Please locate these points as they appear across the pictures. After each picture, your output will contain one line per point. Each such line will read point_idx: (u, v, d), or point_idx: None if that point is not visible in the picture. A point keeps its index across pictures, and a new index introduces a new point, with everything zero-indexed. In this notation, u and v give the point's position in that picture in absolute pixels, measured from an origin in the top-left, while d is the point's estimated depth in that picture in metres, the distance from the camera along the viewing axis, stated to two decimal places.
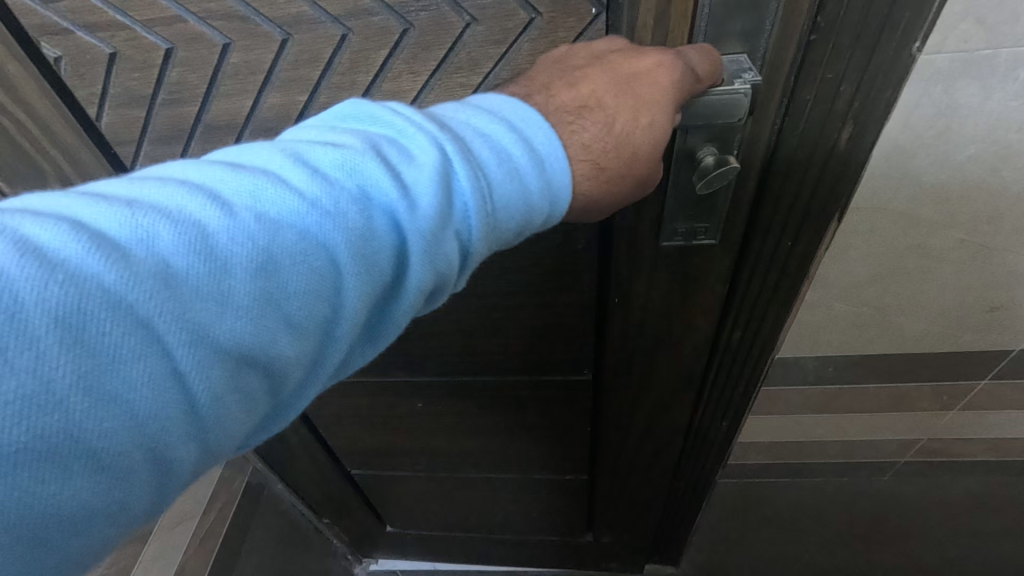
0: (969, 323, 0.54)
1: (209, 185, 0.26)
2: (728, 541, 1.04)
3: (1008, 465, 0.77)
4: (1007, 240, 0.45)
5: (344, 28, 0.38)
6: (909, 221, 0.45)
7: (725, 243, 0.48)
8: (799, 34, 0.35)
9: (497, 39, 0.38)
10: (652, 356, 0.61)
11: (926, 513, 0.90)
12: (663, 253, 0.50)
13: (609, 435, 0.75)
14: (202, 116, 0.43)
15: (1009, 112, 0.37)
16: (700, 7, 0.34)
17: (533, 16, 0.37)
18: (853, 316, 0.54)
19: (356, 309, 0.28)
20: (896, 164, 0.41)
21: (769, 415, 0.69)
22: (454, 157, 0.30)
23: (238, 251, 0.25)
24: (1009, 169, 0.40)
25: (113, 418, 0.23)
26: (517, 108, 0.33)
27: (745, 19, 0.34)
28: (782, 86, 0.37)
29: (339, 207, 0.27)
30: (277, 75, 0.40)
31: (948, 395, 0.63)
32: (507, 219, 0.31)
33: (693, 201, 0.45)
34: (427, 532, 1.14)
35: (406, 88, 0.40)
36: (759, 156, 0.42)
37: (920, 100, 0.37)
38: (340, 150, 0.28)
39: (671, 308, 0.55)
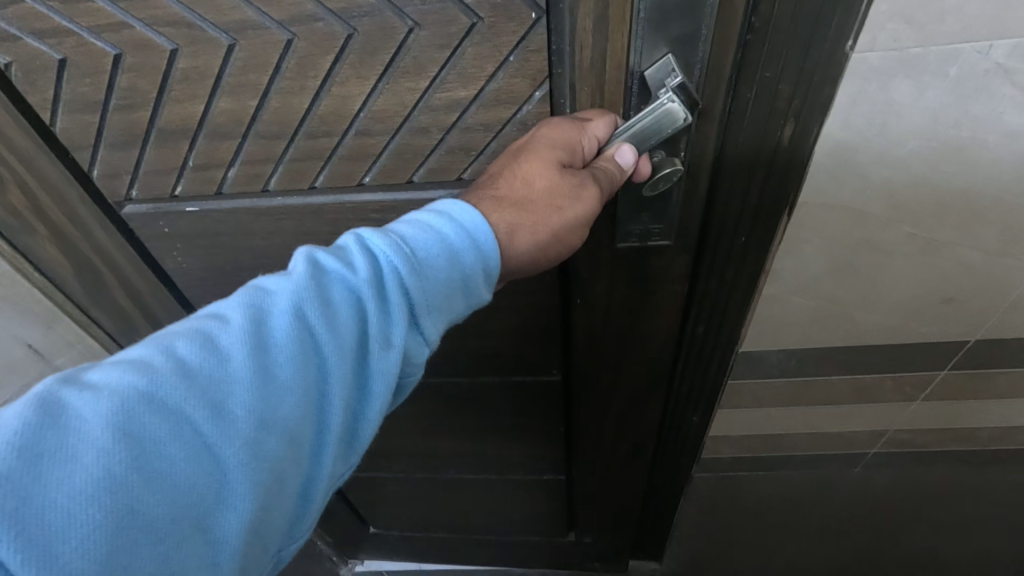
0: (924, 315, 0.55)
1: (211, 307, 0.33)
2: (709, 536, 1.05)
3: (976, 454, 0.78)
4: (952, 233, 0.46)
5: (288, 33, 0.38)
6: (858, 216, 0.46)
7: (681, 244, 0.49)
8: (738, 35, 0.36)
9: (441, 43, 0.38)
10: (618, 355, 0.62)
11: (901, 504, 0.91)
12: (621, 252, 0.50)
13: (582, 434, 0.75)
14: (156, 120, 0.45)
15: (943, 108, 0.38)
16: (636, 12, 0.35)
17: (474, 21, 0.37)
18: (811, 310, 0.55)
19: (338, 364, 0.33)
20: (840, 159, 0.41)
21: (738, 408, 0.70)
22: (393, 234, 0.36)
23: (234, 341, 0.31)
24: (948, 163, 0.41)
25: (161, 492, 0.28)
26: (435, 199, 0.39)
27: (683, 23, 0.35)
28: (727, 84, 0.38)
29: (307, 288, 0.33)
30: (226, 80, 0.41)
31: (911, 385, 0.65)
32: (462, 275, 0.36)
33: (643, 202, 0.45)
34: (411, 533, 1.15)
35: (355, 91, 0.41)
36: (707, 158, 0.43)
37: (858, 97, 0.38)
38: (298, 253, 0.35)
39: (633, 306, 0.56)
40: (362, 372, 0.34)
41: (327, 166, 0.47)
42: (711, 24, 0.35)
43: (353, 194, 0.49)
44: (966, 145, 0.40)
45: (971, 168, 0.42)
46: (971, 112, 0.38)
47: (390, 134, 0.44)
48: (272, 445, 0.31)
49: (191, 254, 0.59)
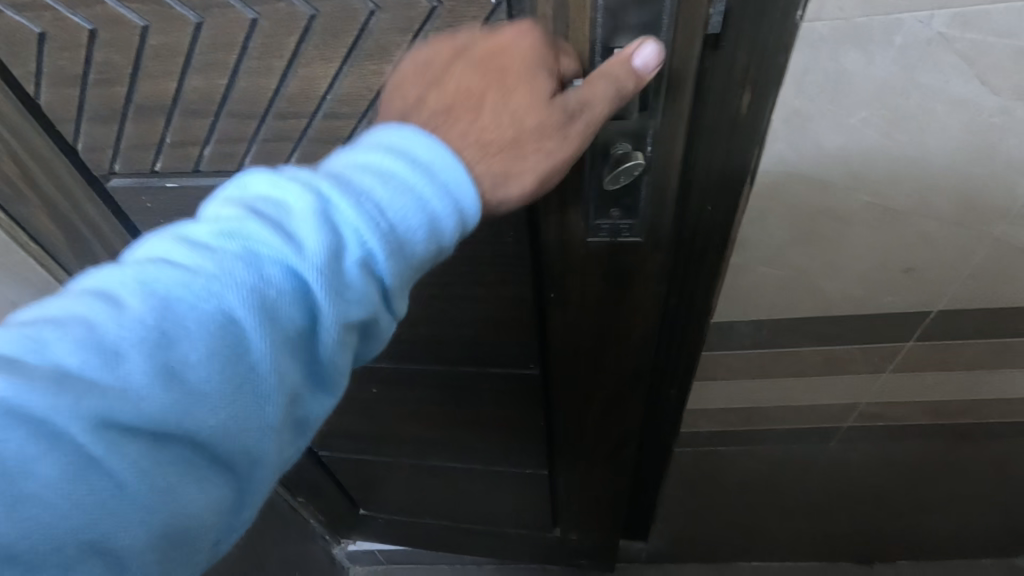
0: (887, 285, 0.57)
1: (104, 289, 0.30)
2: (691, 515, 1.08)
3: (947, 428, 0.81)
4: (909, 201, 0.49)
5: (253, 12, 0.41)
6: (818, 184, 0.48)
7: (650, 240, 0.52)
8: (701, 23, 0.38)
9: (402, 26, 0.40)
10: (594, 346, 0.64)
11: (877, 479, 0.94)
12: (593, 249, 0.53)
13: (563, 424, 0.78)
14: (132, 96, 0.47)
15: (891, 78, 0.40)
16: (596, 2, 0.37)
17: (434, 6, 0.39)
18: (777, 280, 0.57)
19: (261, 358, 0.31)
20: (795, 128, 0.44)
21: (713, 381, 0.72)
22: (342, 198, 0.33)
23: (131, 336, 0.29)
24: (900, 132, 0.43)
25: (41, 510, 0.27)
26: (395, 132, 0.36)
27: (643, 11, 0.37)
28: (691, 82, 0.41)
29: (225, 272, 0.31)
30: (196, 57, 0.44)
31: (880, 356, 0.67)
32: (413, 246, 0.35)
33: (612, 196, 0.48)
34: (399, 517, 1.17)
35: (320, 74, 0.43)
36: (676, 154, 0.45)
37: (808, 66, 0.40)
38: (213, 229, 0.32)
39: (608, 298, 0.58)
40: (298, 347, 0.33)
41: (298, 147, 0.48)
42: (671, 16, 0.37)
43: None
44: (916, 115, 0.42)
45: (922, 138, 0.44)
46: (919, 82, 0.40)
47: (357, 119, 0.45)
48: (180, 452, 0.30)
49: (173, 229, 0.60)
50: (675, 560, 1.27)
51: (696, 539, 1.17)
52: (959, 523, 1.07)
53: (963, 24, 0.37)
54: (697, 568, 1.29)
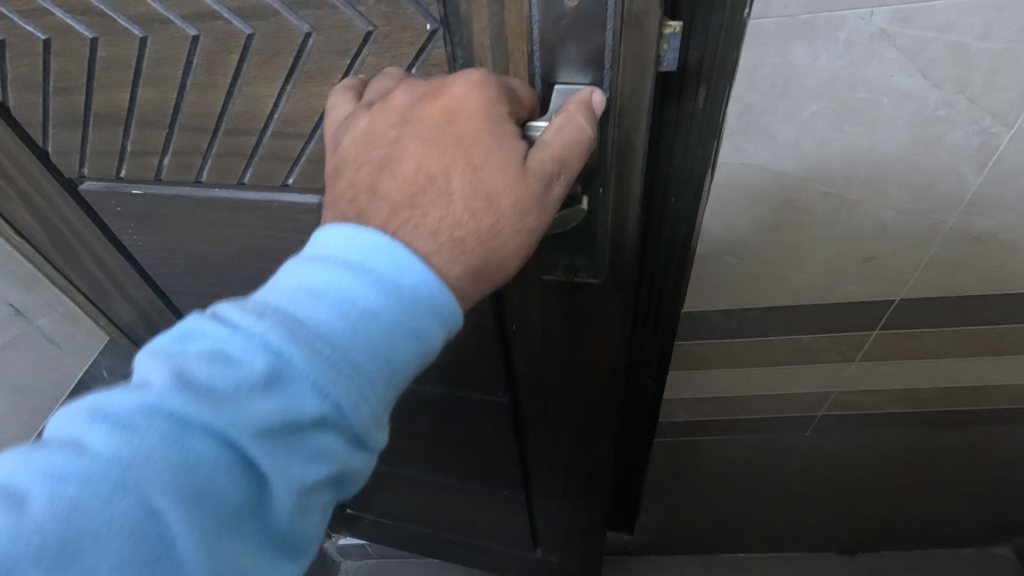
0: (848, 275, 0.59)
1: (13, 480, 0.30)
2: (674, 507, 1.10)
3: (918, 417, 0.83)
4: (863, 191, 0.50)
5: (193, 29, 0.42)
6: (775, 176, 0.50)
7: (607, 280, 0.54)
8: (651, 63, 0.39)
9: (340, 50, 0.41)
10: (559, 374, 0.67)
11: (853, 468, 0.96)
12: (549, 284, 0.55)
13: (535, 445, 0.80)
14: (91, 104, 0.50)
15: (838, 72, 0.42)
16: (532, 31, 0.38)
17: (370, 29, 0.39)
18: (742, 269, 0.59)
19: (189, 546, 0.31)
20: (751, 120, 0.45)
21: (688, 370, 0.74)
22: (286, 354, 0.32)
23: (38, 543, 0.29)
24: (850, 124, 0.45)
25: None
26: (352, 249, 0.35)
27: (580, 44, 0.38)
28: (644, 126, 0.42)
29: (148, 456, 0.30)
30: (145, 70, 0.46)
31: (848, 346, 0.69)
32: (365, 384, 0.34)
33: (568, 239, 0.50)
34: (385, 519, 1.18)
35: (264, 93, 0.45)
36: (632, 198, 0.47)
37: (758, 61, 0.41)
38: (139, 403, 0.31)
39: (571, 330, 0.61)
40: (246, 513, 0.33)
41: (251, 165, 0.51)
42: (614, 55, 0.38)
43: (280, 196, 0.53)
44: (864, 107, 0.44)
45: (870, 130, 0.46)
46: (865, 76, 0.42)
47: (305, 140, 0.47)
48: None
49: (145, 233, 0.64)
50: (661, 551, 1.29)
51: (680, 531, 1.19)
52: (940, 509, 1.09)
53: (903, 21, 0.39)
54: (682, 560, 1.31)
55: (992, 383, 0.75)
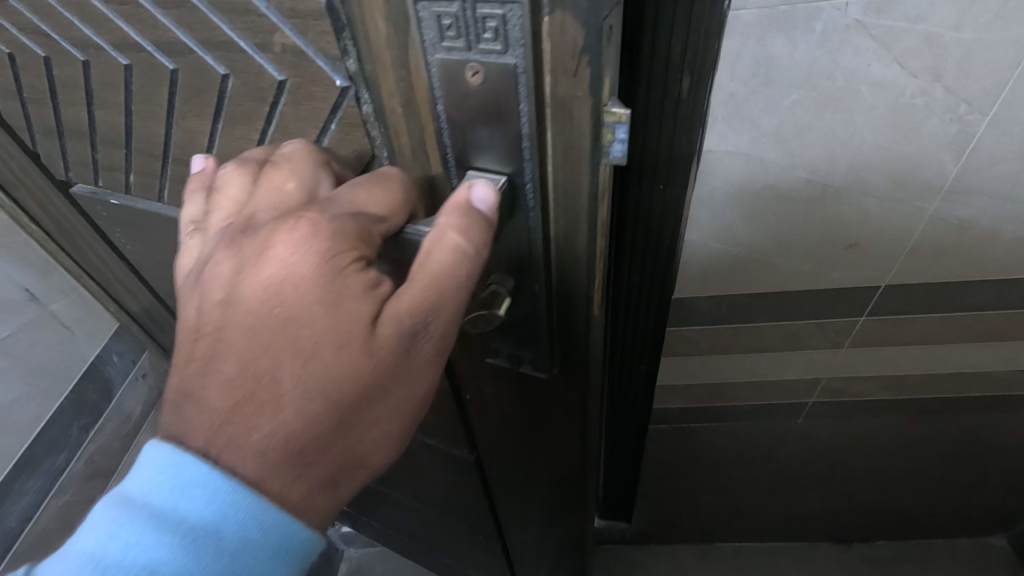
0: (833, 261, 0.61)
1: None
2: (671, 496, 1.12)
3: (906, 404, 0.84)
4: (845, 177, 0.52)
5: (124, 58, 0.42)
6: (760, 164, 0.51)
7: (553, 373, 0.51)
8: (586, 156, 0.34)
9: (256, 96, 0.38)
10: (517, 441, 0.66)
11: (844, 457, 0.98)
12: (492, 365, 0.54)
13: (505, 496, 0.80)
14: (60, 118, 0.53)
15: (815, 61, 0.43)
16: (438, 106, 0.35)
17: (281, 79, 0.36)
18: (729, 256, 0.61)
19: None
20: (733, 108, 0.47)
21: (680, 356, 0.76)
22: None
23: None
24: (831, 111, 0.47)
25: None
26: (165, 500, 0.35)
27: (491, 127, 0.34)
28: (585, 224, 0.38)
29: None
30: (94, 92, 0.47)
31: (836, 332, 0.71)
32: None
33: (510, 330, 0.49)
34: (377, 526, 1.19)
35: (199, 128, 0.44)
36: (575, 296, 0.44)
37: (740, 50, 0.43)
38: None
39: (524, 410, 0.59)
40: None
41: None
42: (534, 144, 0.34)
43: None
44: (843, 95, 0.46)
45: (848, 118, 0.47)
46: (841, 65, 0.44)
47: None
48: None
49: (129, 238, 0.67)
50: (659, 540, 1.31)
51: (675, 519, 1.21)
52: (937, 496, 1.10)
53: (878, 11, 0.41)
54: (680, 551, 1.32)
55: (976, 369, 0.76)
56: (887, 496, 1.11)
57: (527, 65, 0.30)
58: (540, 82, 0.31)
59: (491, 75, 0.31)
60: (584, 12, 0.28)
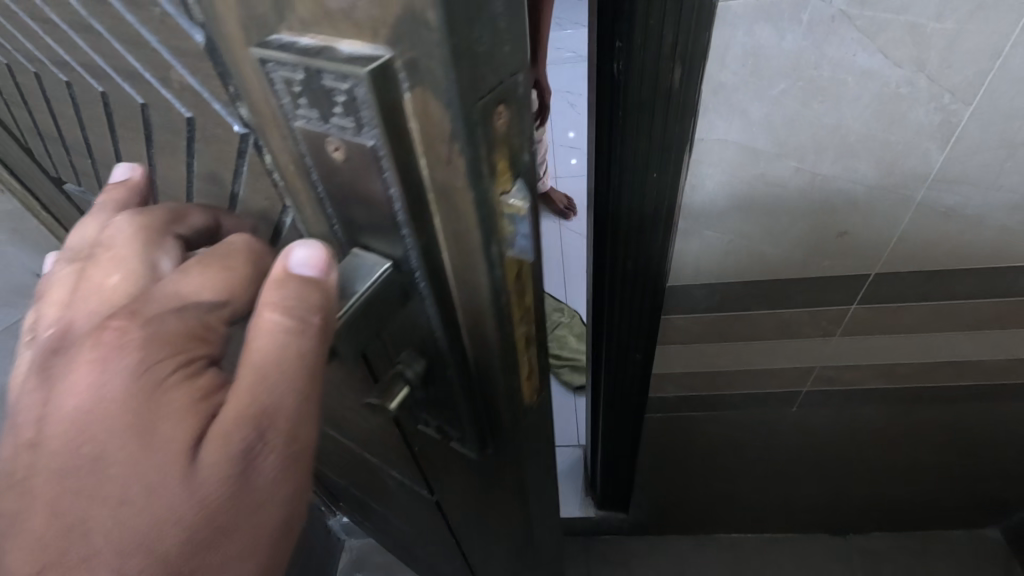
0: (824, 250, 0.62)
1: None
2: (670, 487, 1.14)
3: (899, 393, 0.86)
4: (834, 166, 0.54)
5: (64, 76, 0.44)
6: (750, 152, 0.53)
7: (481, 450, 0.50)
8: (478, 245, 0.31)
9: (173, 128, 0.39)
10: (466, 495, 0.65)
11: (840, 447, 1.00)
12: (427, 430, 0.54)
13: (467, 535, 0.79)
14: (38, 122, 0.57)
15: (803, 52, 0.45)
16: (312, 172, 0.32)
17: (188, 116, 0.36)
18: (722, 244, 0.62)
19: None
20: (723, 98, 0.49)
21: (674, 345, 0.78)
22: None
23: None
24: (819, 101, 0.48)
25: None
26: None
27: (366, 206, 0.31)
28: (491, 318, 0.36)
29: None
30: (53, 102, 0.50)
31: (827, 321, 0.72)
32: None
33: (433, 404, 0.48)
34: (371, 528, 1.21)
35: (137, 149, 0.46)
36: (490, 385, 0.42)
37: (729, 42, 0.45)
38: None
39: (465, 472, 0.58)
40: None
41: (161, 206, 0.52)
42: (414, 228, 0.31)
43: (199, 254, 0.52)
44: (829, 86, 0.47)
45: (837, 107, 0.49)
46: (828, 55, 0.45)
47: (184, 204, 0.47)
48: None
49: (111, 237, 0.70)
50: (658, 530, 1.32)
51: (673, 509, 1.23)
52: (935, 486, 1.11)
53: (861, 3, 0.42)
54: (679, 543, 1.33)
55: (967, 358, 0.78)
56: (886, 486, 1.12)
57: (385, 147, 0.26)
58: (408, 163, 0.28)
59: (351, 152, 0.28)
60: (445, 94, 0.24)
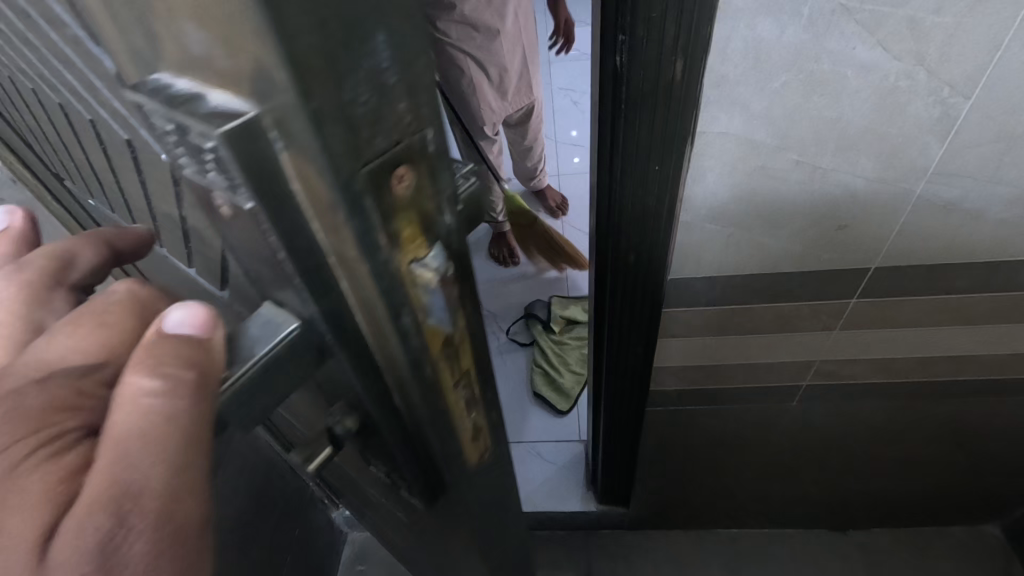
0: (824, 243, 0.63)
1: None
2: (671, 481, 1.15)
3: (898, 389, 0.86)
4: (834, 159, 0.54)
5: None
6: (750, 144, 0.54)
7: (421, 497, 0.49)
8: (383, 309, 0.31)
9: (86, 132, 0.36)
10: (422, 539, 0.63)
11: (839, 442, 1.00)
12: (368, 479, 0.51)
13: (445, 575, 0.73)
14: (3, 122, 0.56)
15: (803, 45, 0.46)
16: (208, 225, 0.30)
17: (88, 119, 0.33)
18: (723, 237, 0.63)
19: None
20: (724, 91, 0.49)
21: (675, 338, 0.78)
22: None
23: None
24: (818, 95, 0.49)
25: None
26: None
27: (261, 266, 0.28)
28: (407, 376, 0.36)
29: None
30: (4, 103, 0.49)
31: (827, 315, 0.73)
32: None
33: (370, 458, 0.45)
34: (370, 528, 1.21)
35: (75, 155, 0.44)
36: (418, 435, 0.41)
37: (730, 34, 0.46)
38: None
39: (414, 518, 0.55)
40: None
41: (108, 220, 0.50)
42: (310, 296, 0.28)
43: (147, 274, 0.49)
44: (829, 79, 0.48)
45: (837, 100, 0.49)
46: (828, 48, 0.46)
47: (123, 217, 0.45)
48: None
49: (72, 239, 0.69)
50: (658, 525, 1.33)
51: (673, 503, 1.23)
52: (934, 482, 1.12)
53: None
54: (679, 538, 1.34)
55: (967, 353, 0.78)
56: (886, 481, 1.12)
57: (263, 210, 0.24)
58: (295, 223, 0.25)
59: (232, 209, 0.25)
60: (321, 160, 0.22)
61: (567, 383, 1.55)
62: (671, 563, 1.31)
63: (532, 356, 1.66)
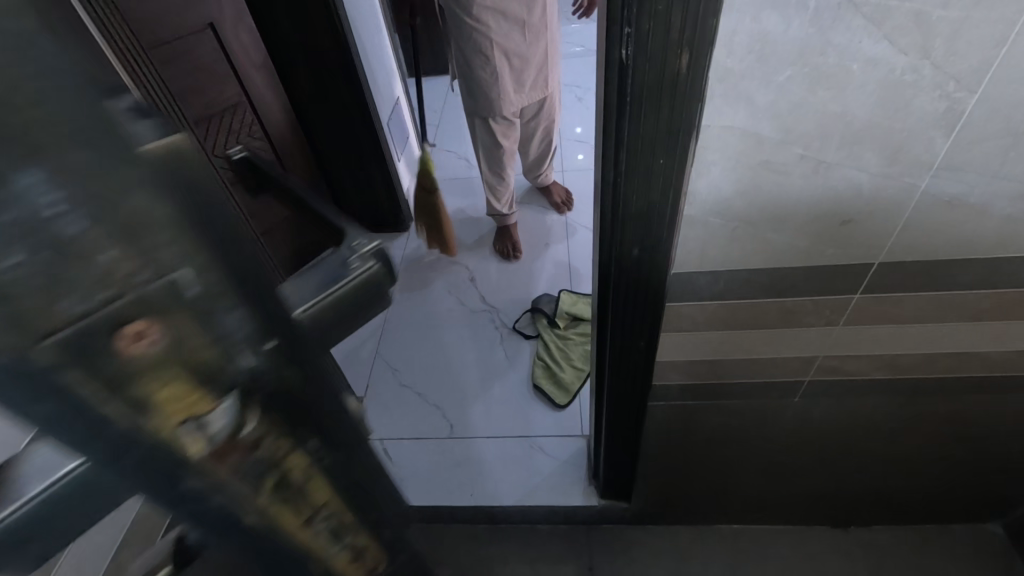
0: (829, 236, 0.63)
1: None
2: (672, 476, 1.15)
3: (901, 385, 0.86)
4: (838, 153, 0.54)
5: None
6: (754, 137, 0.54)
7: None
8: (156, 462, 0.26)
9: None
10: None
11: (841, 438, 1.00)
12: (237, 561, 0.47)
13: None
14: None
15: (808, 39, 0.46)
16: None
17: None
18: (727, 231, 0.63)
19: None
20: (730, 84, 0.50)
21: (679, 332, 0.79)
22: None
23: None
24: (823, 89, 0.49)
25: None
26: None
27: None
28: (220, 508, 0.31)
29: None
30: None
31: (831, 310, 0.73)
32: None
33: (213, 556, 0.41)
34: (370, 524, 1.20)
35: None
36: (255, 552, 0.36)
37: (736, 27, 0.46)
38: None
39: None
40: None
41: None
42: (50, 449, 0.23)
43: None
44: (835, 73, 0.48)
45: (842, 93, 0.49)
46: (834, 42, 0.46)
47: None
48: None
49: None
50: (659, 521, 1.34)
51: (674, 499, 1.24)
52: (938, 480, 1.12)
53: None
54: (680, 532, 1.34)
55: (971, 350, 0.78)
56: (888, 478, 1.12)
57: None
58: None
59: None
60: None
61: (567, 377, 1.55)
62: (674, 558, 1.31)
63: (534, 349, 1.67)
